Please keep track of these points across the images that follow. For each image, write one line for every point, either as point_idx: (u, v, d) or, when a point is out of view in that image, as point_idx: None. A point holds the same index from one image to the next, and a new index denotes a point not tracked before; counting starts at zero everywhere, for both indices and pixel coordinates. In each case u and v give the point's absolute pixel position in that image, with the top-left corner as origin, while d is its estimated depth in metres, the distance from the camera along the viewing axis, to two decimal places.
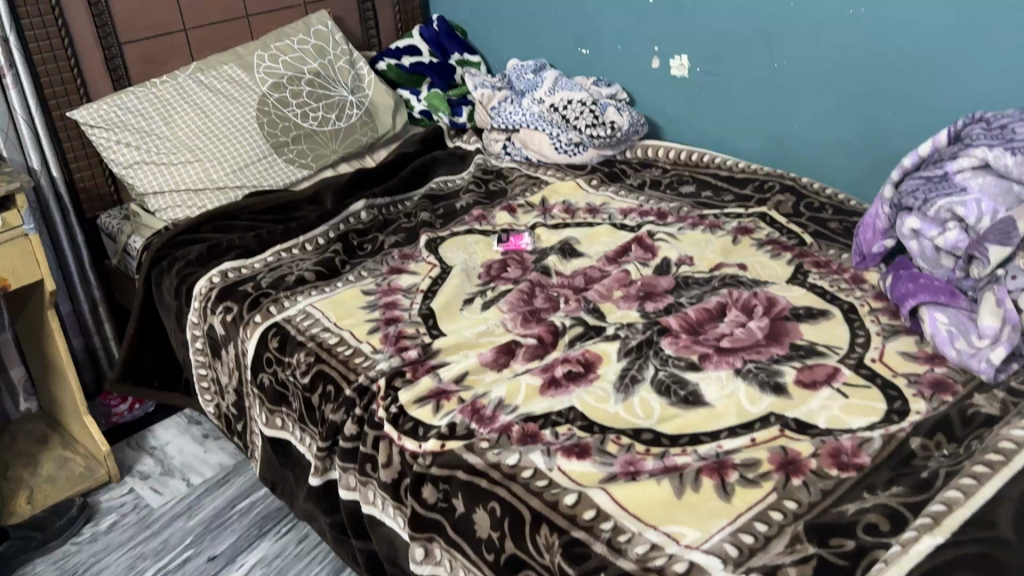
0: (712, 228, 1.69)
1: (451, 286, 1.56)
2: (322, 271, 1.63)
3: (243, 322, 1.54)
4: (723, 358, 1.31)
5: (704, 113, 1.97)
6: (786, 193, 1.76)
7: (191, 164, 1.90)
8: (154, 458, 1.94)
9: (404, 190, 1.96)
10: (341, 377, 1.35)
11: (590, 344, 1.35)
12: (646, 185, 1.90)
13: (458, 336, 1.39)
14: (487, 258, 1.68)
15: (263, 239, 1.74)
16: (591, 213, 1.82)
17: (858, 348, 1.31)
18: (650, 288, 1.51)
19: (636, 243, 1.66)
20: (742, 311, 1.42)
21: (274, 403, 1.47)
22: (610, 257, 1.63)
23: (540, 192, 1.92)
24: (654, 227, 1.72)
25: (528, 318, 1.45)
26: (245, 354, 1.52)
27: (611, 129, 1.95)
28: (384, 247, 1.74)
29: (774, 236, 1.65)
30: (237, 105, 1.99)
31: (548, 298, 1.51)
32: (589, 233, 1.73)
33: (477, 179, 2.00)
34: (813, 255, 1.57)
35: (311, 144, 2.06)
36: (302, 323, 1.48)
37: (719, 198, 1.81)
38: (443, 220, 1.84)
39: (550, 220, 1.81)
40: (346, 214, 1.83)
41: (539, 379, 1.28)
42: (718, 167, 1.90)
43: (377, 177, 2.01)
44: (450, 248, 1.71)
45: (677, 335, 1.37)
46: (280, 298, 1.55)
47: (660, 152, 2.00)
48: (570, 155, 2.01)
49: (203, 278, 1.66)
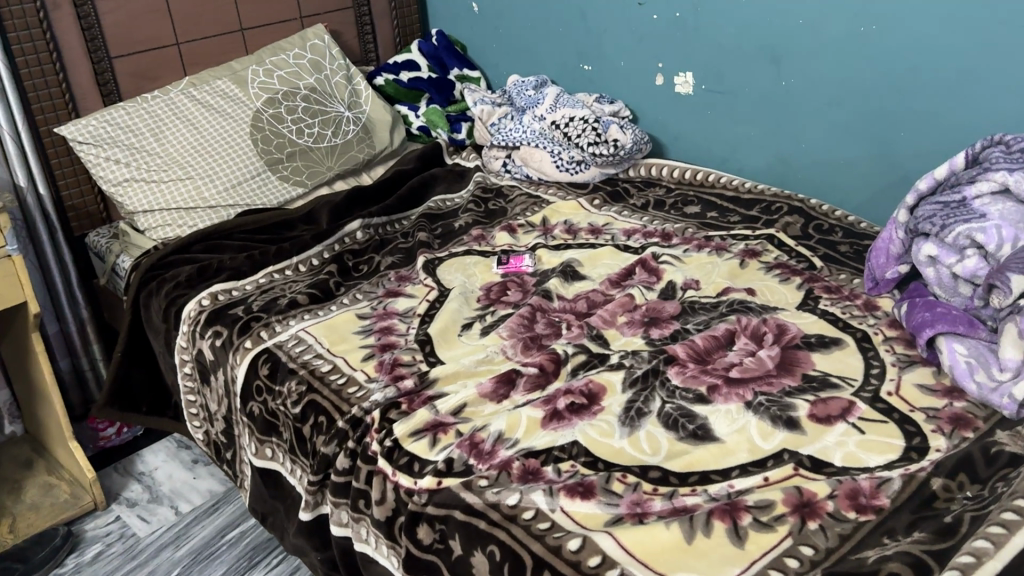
0: (719, 251, 1.64)
1: (448, 309, 1.50)
2: (316, 293, 1.58)
3: (233, 347, 1.49)
4: (733, 391, 1.25)
5: (708, 130, 1.92)
6: (794, 214, 1.71)
7: (182, 181, 1.86)
8: (142, 485, 1.88)
9: (401, 210, 1.91)
10: (334, 407, 1.29)
11: (594, 374, 1.30)
12: (650, 205, 1.85)
13: (456, 364, 1.33)
14: (486, 280, 1.63)
15: (255, 260, 1.69)
16: (594, 233, 1.77)
17: (872, 380, 1.26)
18: (655, 314, 1.46)
19: (640, 266, 1.61)
20: (751, 339, 1.36)
21: (264, 433, 1.41)
22: (613, 280, 1.58)
23: (541, 211, 1.87)
24: (659, 249, 1.67)
25: (529, 345, 1.40)
26: (234, 381, 1.47)
27: (614, 148, 1.90)
28: (381, 268, 1.68)
29: (782, 259, 1.60)
30: (230, 121, 1.94)
31: (549, 324, 1.46)
32: (591, 254, 1.68)
33: (476, 198, 1.95)
34: (823, 280, 1.52)
35: (306, 161, 2.01)
36: (294, 349, 1.43)
37: (725, 218, 1.76)
38: (442, 240, 1.79)
39: (551, 240, 1.76)
40: (340, 234, 1.78)
41: (541, 411, 1.22)
42: (724, 187, 1.85)
43: (374, 196, 1.96)
44: (448, 270, 1.66)
45: (684, 364, 1.31)
46: (272, 322, 1.50)
47: (664, 170, 1.95)
48: (572, 174, 1.96)
49: (192, 301, 1.61)
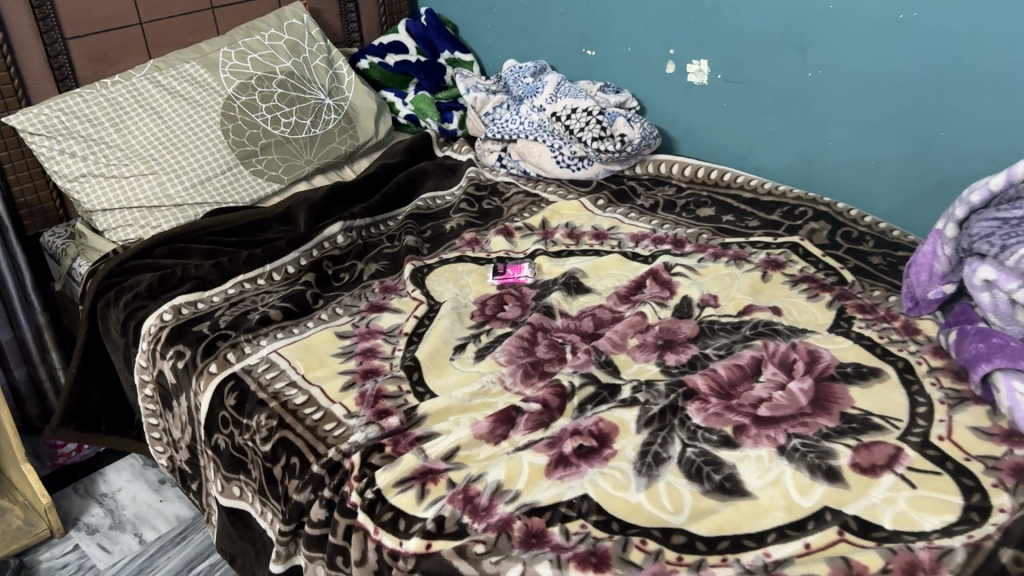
0: (738, 260, 1.49)
1: (439, 328, 1.34)
2: (291, 308, 1.42)
3: (196, 371, 1.33)
4: (762, 432, 1.11)
5: (724, 124, 1.76)
6: (820, 220, 1.55)
7: (145, 177, 1.68)
8: (104, 508, 1.72)
9: (386, 208, 1.74)
10: (308, 448, 1.14)
11: (604, 411, 1.14)
12: (659, 207, 1.69)
13: (447, 397, 1.17)
14: (480, 293, 1.47)
15: (224, 268, 1.52)
16: (599, 238, 1.61)
17: (919, 421, 1.11)
18: (670, 336, 1.31)
19: (651, 278, 1.45)
20: (780, 368, 1.22)
21: (230, 469, 1.26)
22: (622, 294, 1.42)
23: (540, 212, 1.71)
24: (671, 258, 1.51)
25: (530, 373, 1.24)
26: (198, 409, 1.31)
27: (621, 143, 1.73)
28: (364, 277, 1.52)
29: (808, 271, 1.45)
30: (198, 110, 1.76)
31: (551, 347, 1.30)
32: (596, 264, 1.51)
33: (469, 196, 1.78)
34: (856, 297, 1.37)
35: (282, 154, 1.84)
36: (264, 376, 1.27)
37: (743, 222, 1.60)
38: (431, 244, 1.62)
39: (552, 246, 1.60)
40: (319, 238, 1.60)
41: (545, 457, 1.07)
42: (742, 187, 1.69)
43: (357, 194, 1.79)
44: (438, 280, 1.50)
45: (706, 399, 1.16)
46: (240, 342, 1.34)
47: (674, 168, 1.78)
48: (573, 170, 1.79)
49: (153, 315, 1.44)
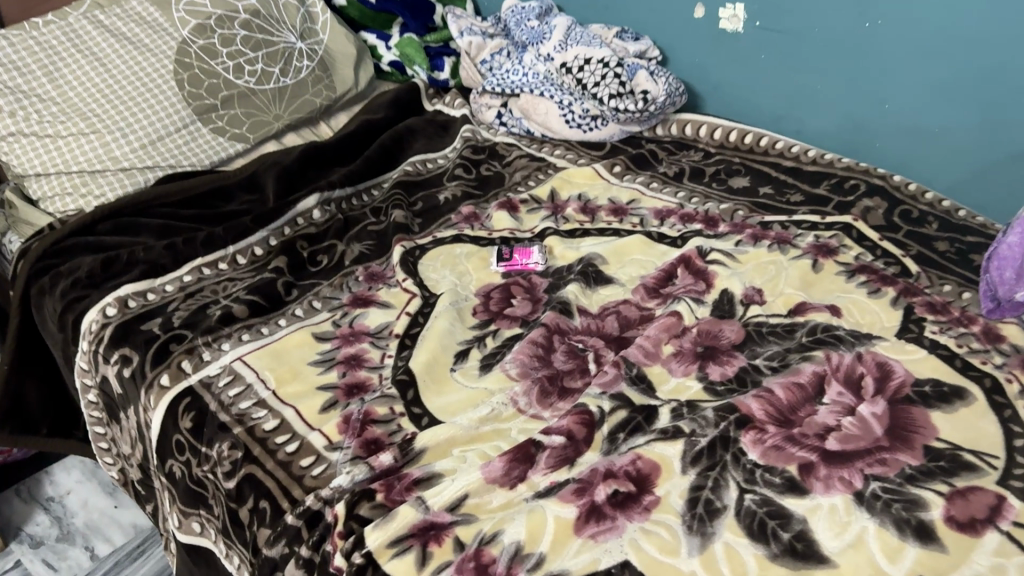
0: (782, 244, 1.28)
1: (436, 330, 1.13)
2: (259, 302, 1.19)
3: (145, 382, 1.11)
4: (834, 473, 0.92)
5: (759, 80, 1.53)
6: (874, 196, 1.34)
7: (84, 136, 1.42)
8: (50, 516, 1.51)
9: (370, 174, 1.50)
10: (281, 490, 0.93)
11: (641, 445, 0.94)
12: (685, 175, 1.48)
13: (450, 425, 0.97)
14: (483, 283, 1.25)
15: (178, 250, 1.29)
16: (617, 214, 1.39)
17: (1019, 459, 0.93)
18: (710, 343, 1.10)
19: (682, 266, 1.24)
20: (846, 387, 1.02)
21: (188, 503, 1.05)
22: (650, 287, 1.21)
23: (547, 180, 1.49)
24: (704, 240, 1.30)
25: (547, 391, 1.03)
26: (149, 428, 1.10)
27: (642, 101, 1.50)
28: (346, 261, 1.30)
29: (865, 259, 1.25)
30: (147, 56, 1.51)
31: (571, 355, 1.09)
32: (616, 247, 1.30)
33: (465, 160, 1.55)
34: (924, 293, 1.18)
35: (247, 107, 1.58)
36: (226, 393, 1.05)
37: (783, 197, 1.39)
38: (422, 219, 1.40)
39: (563, 224, 1.38)
40: (291, 214, 1.37)
41: (574, 509, 0.87)
42: (781, 155, 1.47)
43: (335, 157, 1.55)
44: (433, 266, 1.29)
45: (762, 427, 0.96)
46: (198, 347, 1.12)
47: (702, 129, 1.55)
48: (584, 131, 1.57)
49: (94, 308, 1.21)
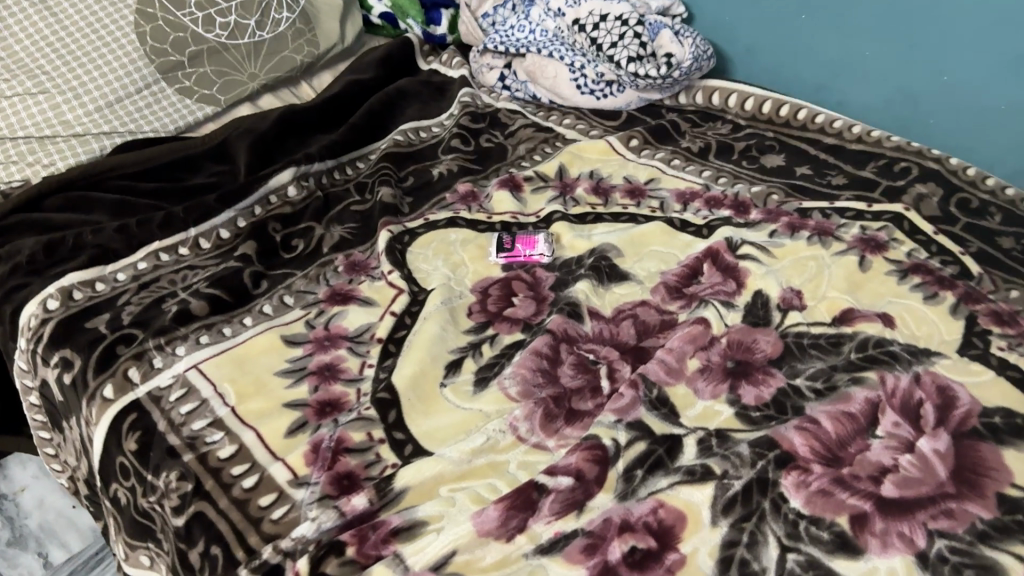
0: (823, 236, 1.12)
1: (425, 336, 0.97)
2: (222, 296, 1.04)
3: (86, 392, 0.96)
4: (892, 528, 0.77)
5: (799, 44, 1.35)
6: (927, 181, 1.18)
7: (33, 97, 1.26)
8: (2, 516, 1.38)
9: (355, 145, 1.33)
10: (235, 535, 0.78)
11: (664, 489, 0.80)
12: (710, 152, 1.31)
13: (437, 458, 0.82)
14: (480, 276, 1.10)
15: (131, 233, 1.13)
16: (634, 196, 1.23)
17: None
18: (743, 357, 0.95)
19: (709, 261, 1.08)
20: (903, 417, 0.87)
21: (135, 535, 0.91)
22: (672, 286, 1.06)
23: (554, 155, 1.32)
24: (733, 230, 1.14)
25: (553, 413, 0.88)
26: (92, 446, 0.95)
27: (666, 66, 1.32)
28: (324, 247, 1.14)
29: (919, 256, 1.09)
30: (105, 5, 1.33)
31: (580, 368, 0.94)
32: (632, 236, 1.14)
33: (462, 129, 1.38)
34: (989, 300, 1.02)
35: (218, 64, 1.40)
36: (177, 410, 0.90)
37: (823, 178, 1.23)
38: (413, 198, 1.25)
39: (573, 207, 1.22)
40: (262, 192, 1.21)
41: (583, 572, 0.73)
42: (822, 130, 1.29)
43: (317, 123, 1.38)
44: (423, 254, 1.13)
45: (806, 467, 0.81)
46: (149, 352, 0.97)
47: (731, 98, 1.38)
48: (597, 98, 1.40)
49: (33, 300, 1.06)
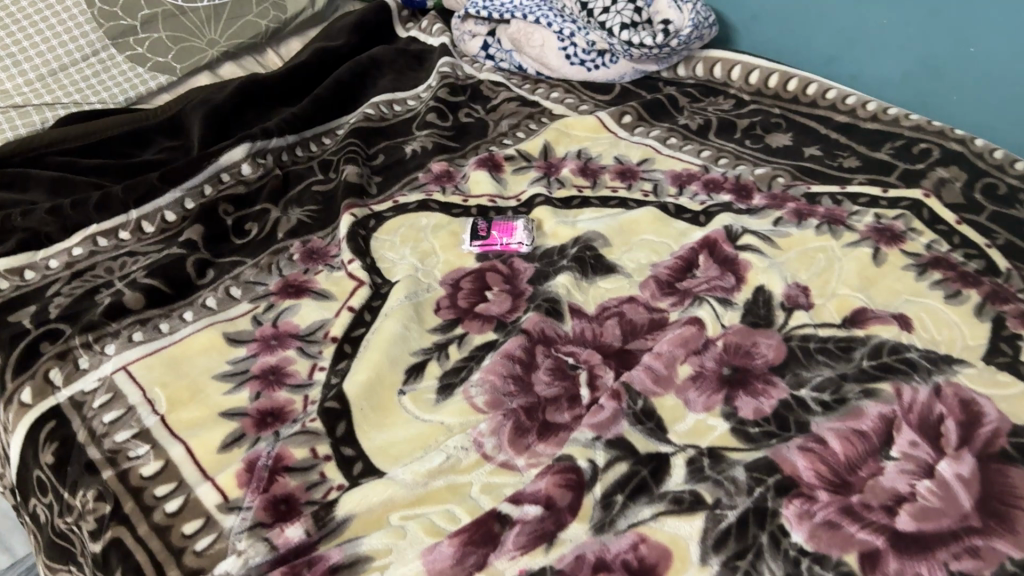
0: (833, 225, 1.01)
1: (384, 336, 0.87)
2: (160, 287, 0.93)
3: (3, 397, 0.85)
4: (908, 568, 0.66)
5: (810, 11, 1.23)
6: (949, 164, 1.06)
7: None
8: None
9: (321, 119, 1.23)
10: (154, 568, 0.68)
11: (646, 519, 0.69)
12: (710, 129, 1.20)
13: (388, 482, 0.72)
14: (452, 266, 0.99)
15: (66, 215, 1.02)
16: (625, 178, 1.12)
17: None
18: (740, 364, 0.84)
19: (705, 252, 0.97)
20: (922, 436, 0.76)
21: (53, 558, 0.81)
22: (663, 280, 0.95)
23: (539, 132, 1.21)
24: (733, 217, 1.03)
25: (523, 427, 0.78)
26: (9, 456, 0.85)
27: (663, 34, 1.21)
28: (278, 232, 1.04)
29: (939, 249, 0.98)
30: None
31: (557, 374, 0.84)
32: (621, 223, 1.03)
33: (440, 102, 1.26)
34: (1018, 300, 0.90)
35: (173, 29, 1.28)
36: (100, 419, 0.80)
37: (834, 160, 1.12)
38: (382, 177, 1.14)
39: (557, 189, 1.11)
40: (213, 169, 1.10)
41: None
42: (833, 107, 1.17)
43: (281, 95, 1.27)
44: (390, 242, 1.03)
45: (810, 495, 0.71)
46: (74, 351, 0.86)
47: (735, 70, 1.26)
48: (588, 69, 1.28)
49: None
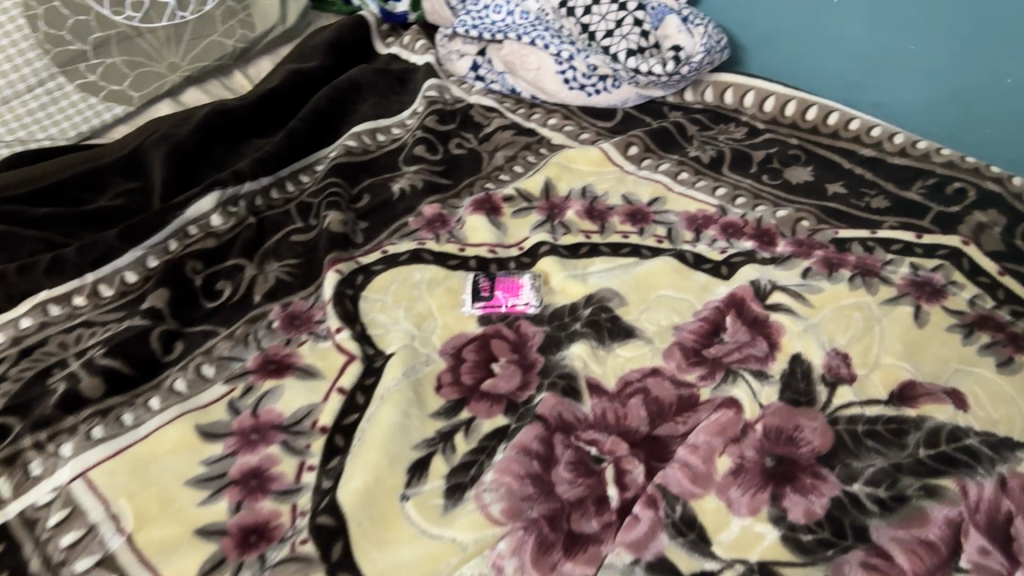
0: (868, 277, 0.93)
1: (382, 427, 0.77)
2: (122, 369, 0.82)
3: None
4: None
5: (827, 32, 1.13)
6: (986, 208, 0.99)
7: None
8: None
9: (297, 155, 1.12)
10: None
11: None
12: (724, 162, 1.10)
13: None
14: (451, 332, 0.89)
15: (13, 280, 0.89)
16: (636, 221, 1.02)
17: None
18: (784, 453, 0.75)
19: (733, 312, 0.88)
20: (994, 542, 0.68)
21: None
22: (689, 347, 0.85)
23: (539, 167, 1.11)
24: (759, 269, 0.93)
25: (548, 542, 0.68)
26: None
27: (673, 61, 1.13)
28: (255, 293, 0.93)
29: (984, 306, 0.90)
30: None
31: (580, 468, 0.74)
32: (636, 276, 0.93)
33: (428, 132, 1.15)
34: None
35: (129, 53, 1.15)
36: (56, 543, 0.69)
37: (861, 199, 1.03)
38: (368, 222, 1.03)
39: (563, 234, 1.01)
40: (179, 222, 0.98)
41: None
42: (857, 138, 1.09)
43: (251, 126, 1.15)
44: (381, 302, 0.92)
45: None
46: (26, 453, 0.75)
47: (748, 96, 1.17)
48: (588, 94, 1.18)
49: None
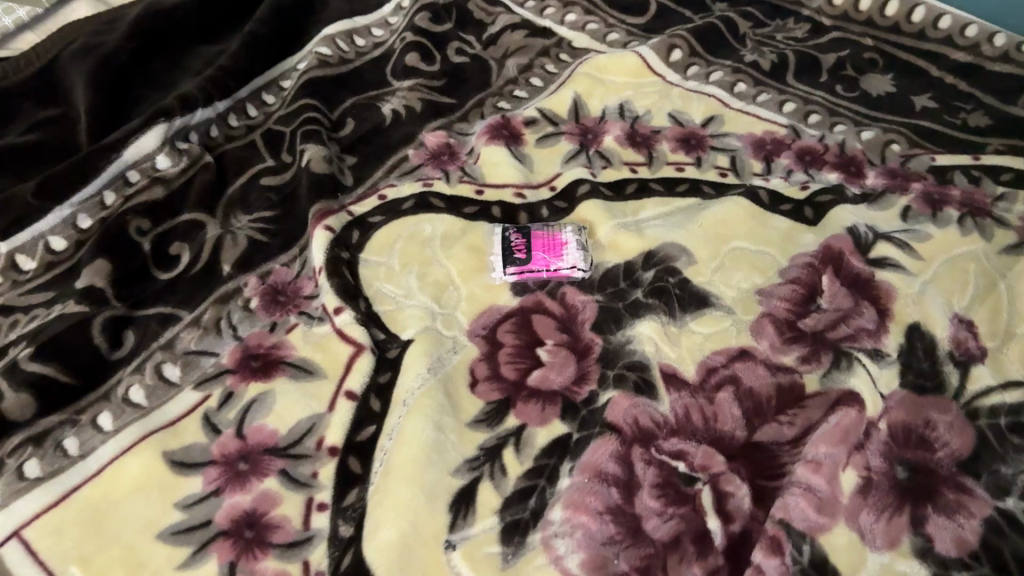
0: (980, 216, 0.75)
1: (409, 451, 0.59)
2: (56, 378, 0.62)
3: None
4: None
5: None
6: None
7: None
8: None
9: (259, 68, 0.88)
10: None
11: None
12: (788, 69, 0.90)
13: None
14: (480, 306, 0.70)
15: None
16: (689, 147, 0.83)
17: None
18: (917, 460, 0.59)
19: (829, 270, 0.71)
20: None
21: None
22: (781, 319, 0.69)
23: (563, 80, 0.90)
24: (853, 212, 0.76)
25: None
26: None
27: None
28: (222, 261, 0.73)
29: None
30: None
31: (671, 495, 0.58)
32: (703, 224, 0.75)
33: (420, 35, 0.93)
34: None
35: None
36: None
37: (955, 116, 0.85)
38: (356, 156, 0.83)
39: (602, 168, 0.82)
40: (116, 168, 0.76)
41: None
42: (948, 39, 0.91)
43: (194, 30, 0.90)
44: (386, 268, 0.73)
45: None
46: None
47: None
48: None
49: None
